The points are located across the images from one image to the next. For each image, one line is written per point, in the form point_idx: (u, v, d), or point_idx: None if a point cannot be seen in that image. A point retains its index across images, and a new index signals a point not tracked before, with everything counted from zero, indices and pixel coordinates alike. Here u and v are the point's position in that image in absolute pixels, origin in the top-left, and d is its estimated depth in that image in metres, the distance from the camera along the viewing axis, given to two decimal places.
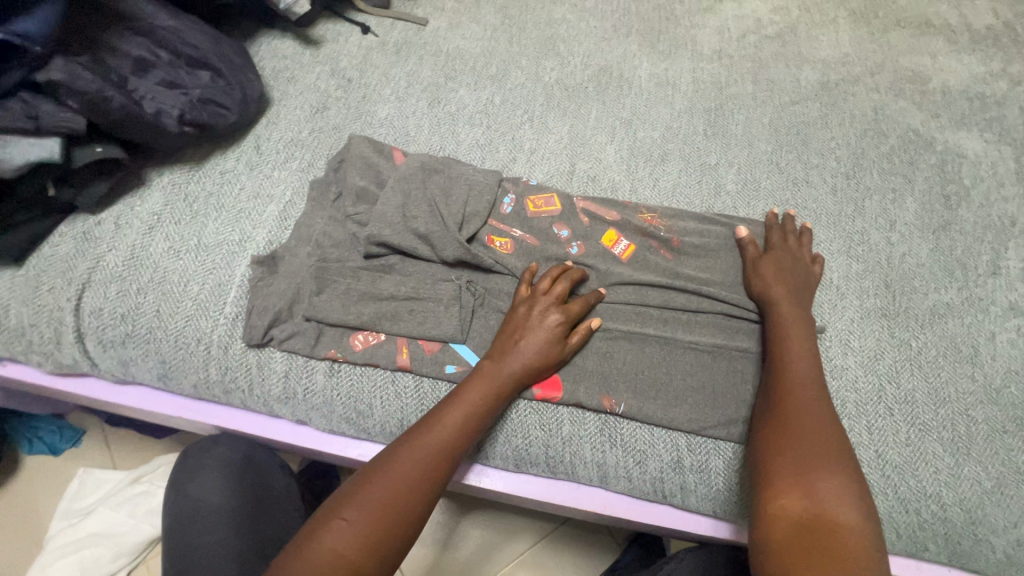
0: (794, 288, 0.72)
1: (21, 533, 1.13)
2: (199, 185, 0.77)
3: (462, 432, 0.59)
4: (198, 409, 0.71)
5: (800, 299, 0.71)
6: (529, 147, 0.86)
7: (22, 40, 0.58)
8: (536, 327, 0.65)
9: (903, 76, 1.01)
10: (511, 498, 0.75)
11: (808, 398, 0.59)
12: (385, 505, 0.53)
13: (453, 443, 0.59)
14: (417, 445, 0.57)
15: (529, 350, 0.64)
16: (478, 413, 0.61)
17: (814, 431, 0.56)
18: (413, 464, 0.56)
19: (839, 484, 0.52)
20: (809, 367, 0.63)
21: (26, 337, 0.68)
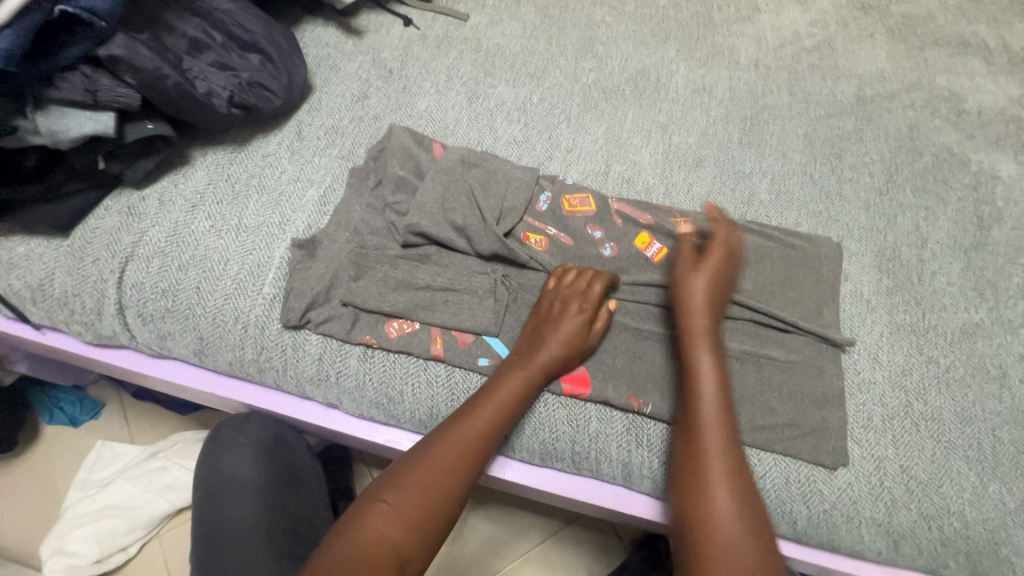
0: (716, 290, 0.68)
1: (38, 502, 1.14)
2: (241, 166, 0.78)
3: (497, 422, 0.61)
4: (230, 386, 0.72)
5: (720, 301, 0.68)
6: (566, 146, 0.87)
7: (89, 16, 0.57)
8: (567, 320, 0.67)
9: (939, 95, 1.01)
10: (536, 493, 0.75)
11: (714, 416, 0.60)
12: (425, 493, 0.55)
13: (487, 432, 0.60)
14: (451, 435, 0.59)
15: (558, 343, 0.66)
16: (513, 404, 0.62)
17: (710, 454, 0.58)
18: (449, 454, 0.57)
19: (737, 510, 0.55)
20: (715, 380, 0.62)
21: (68, 307, 0.69)
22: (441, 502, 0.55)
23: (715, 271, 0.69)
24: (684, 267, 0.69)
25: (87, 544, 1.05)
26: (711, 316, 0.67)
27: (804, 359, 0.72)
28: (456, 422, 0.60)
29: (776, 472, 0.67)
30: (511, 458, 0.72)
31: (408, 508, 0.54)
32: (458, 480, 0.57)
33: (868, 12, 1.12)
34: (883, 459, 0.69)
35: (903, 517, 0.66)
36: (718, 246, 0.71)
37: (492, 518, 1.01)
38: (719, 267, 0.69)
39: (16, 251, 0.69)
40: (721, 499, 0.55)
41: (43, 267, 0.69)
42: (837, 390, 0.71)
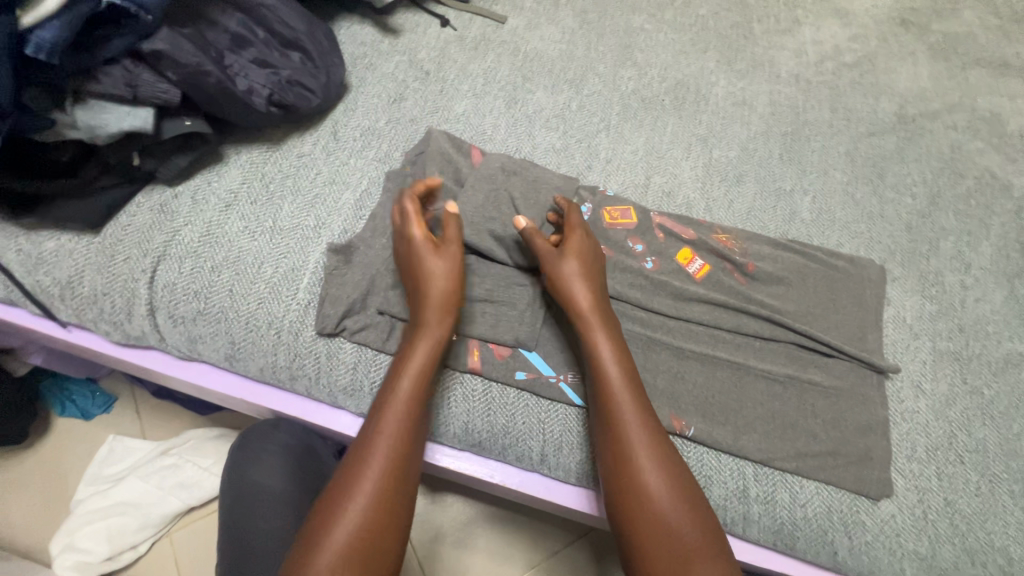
0: (590, 271, 0.67)
1: (47, 495, 1.12)
2: (276, 166, 0.76)
3: (411, 405, 0.58)
4: (259, 392, 0.70)
5: (596, 278, 0.67)
6: (605, 157, 0.85)
7: (136, 8, 0.56)
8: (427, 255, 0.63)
9: (982, 116, 0.98)
10: (553, 507, 0.72)
11: (631, 423, 0.59)
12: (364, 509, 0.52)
13: (405, 418, 0.57)
14: (368, 439, 0.55)
15: (445, 299, 0.62)
16: (420, 383, 0.59)
17: (642, 462, 0.57)
18: (374, 459, 0.54)
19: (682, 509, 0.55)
20: (620, 378, 0.61)
21: (98, 305, 0.67)
22: (386, 511, 0.53)
23: (584, 254, 0.68)
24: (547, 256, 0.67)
25: (97, 541, 1.03)
26: (599, 305, 0.65)
27: (847, 385, 0.71)
28: (370, 424, 0.57)
29: (817, 500, 0.66)
30: (518, 468, 0.70)
31: (353, 529, 0.51)
32: (392, 481, 0.54)
33: (908, 27, 1.09)
34: (927, 491, 0.67)
35: (948, 552, 0.64)
36: (575, 229, 0.69)
37: (506, 527, 0.99)
38: (582, 248, 0.68)
39: (45, 246, 0.67)
40: (666, 505, 0.55)
41: (73, 264, 0.67)
42: (881, 419, 0.69)
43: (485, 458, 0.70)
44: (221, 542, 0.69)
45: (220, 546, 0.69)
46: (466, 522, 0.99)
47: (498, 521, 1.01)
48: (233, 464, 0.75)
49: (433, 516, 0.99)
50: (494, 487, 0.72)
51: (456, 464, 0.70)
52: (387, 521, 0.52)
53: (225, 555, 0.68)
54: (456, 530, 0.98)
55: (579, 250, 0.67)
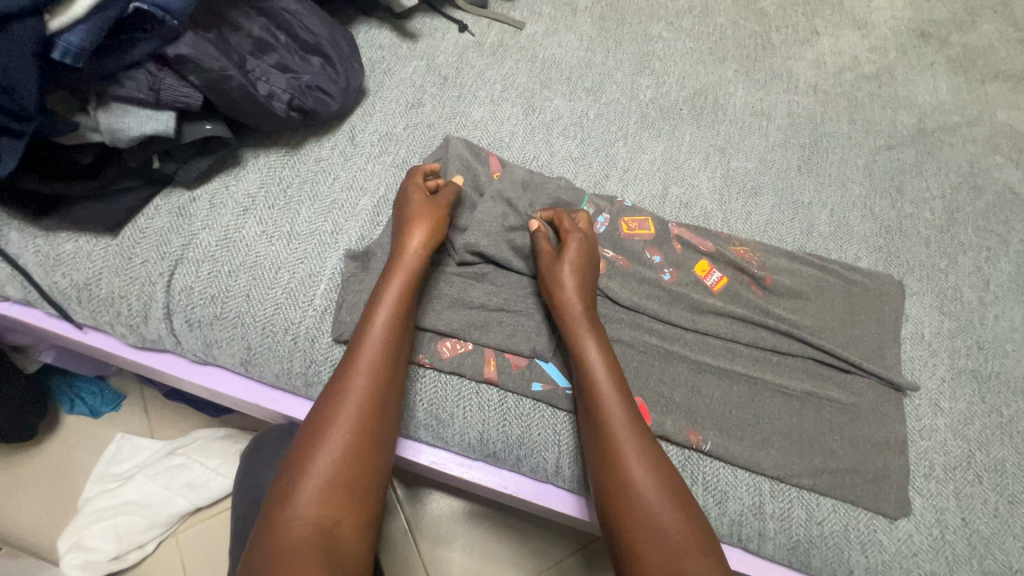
0: (585, 267, 0.68)
1: (55, 492, 1.12)
2: (294, 171, 0.76)
3: (381, 360, 0.59)
4: (274, 397, 0.70)
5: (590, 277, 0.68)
6: (622, 166, 0.85)
7: (162, 12, 0.55)
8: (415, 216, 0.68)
9: (1001, 130, 0.97)
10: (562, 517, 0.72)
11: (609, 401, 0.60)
12: (337, 460, 0.54)
13: (376, 372, 0.59)
14: (338, 395, 0.57)
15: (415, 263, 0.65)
16: (388, 340, 0.60)
17: (619, 436, 0.58)
18: (346, 411, 0.56)
19: (655, 480, 0.56)
20: (602, 362, 0.62)
21: (115, 307, 0.67)
22: (359, 462, 0.55)
23: (580, 252, 0.68)
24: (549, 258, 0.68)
25: (105, 540, 1.03)
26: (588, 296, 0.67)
27: (866, 402, 0.70)
28: (341, 380, 0.58)
29: (834, 517, 0.65)
30: (527, 478, 0.69)
31: (327, 475, 0.53)
32: (363, 432, 0.56)
33: (927, 39, 1.08)
34: (945, 511, 0.66)
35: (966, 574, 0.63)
36: (569, 228, 0.70)
37: (510, 533, 1.00)
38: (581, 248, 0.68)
39: (63, 248, 0.67)
40: (639, 476, 0.56)
41: (91, 267, 0.67)
42: (900, 436, 0.69)
43: (497, 468, 0.70)
44: (232, 547, 0.69)
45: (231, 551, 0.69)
46: (472, 528, 1.00)
47: (506, 529, 1.01)
48: (246, 468, 0.75)
49: (440, 522, 1.01)
50: (503, 496, 0.72)
51: (469, 473, 0.70)
52: (360, 470, 0.54)
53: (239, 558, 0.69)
54: (461, 535, 1.00)
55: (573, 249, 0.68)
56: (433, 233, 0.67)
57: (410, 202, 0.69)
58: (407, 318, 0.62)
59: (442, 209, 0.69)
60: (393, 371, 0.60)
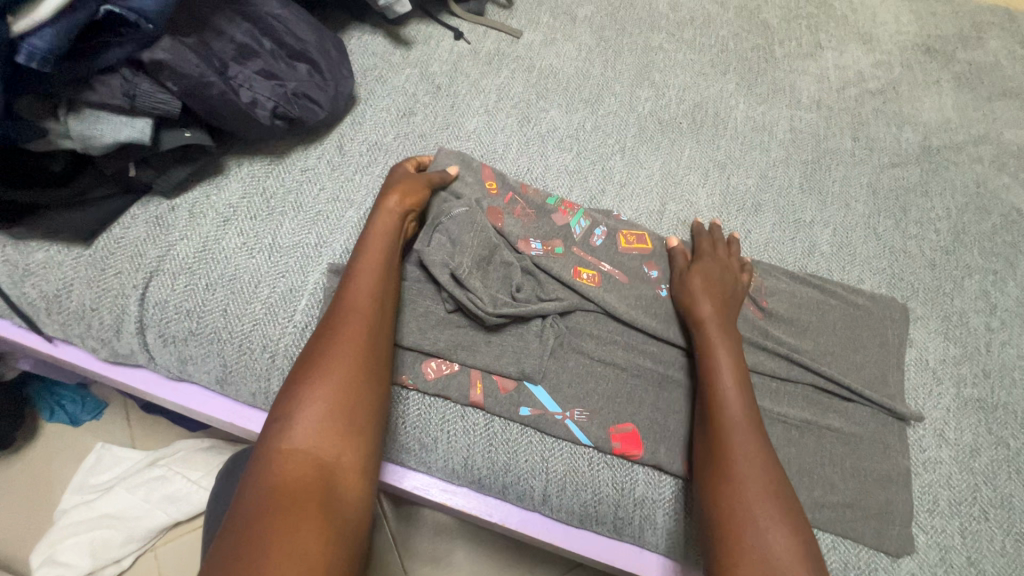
0: (717, 287, 0.69)
1: (31, 503, 1.09)
2: (278, 180, 0.73)
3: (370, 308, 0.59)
4: (249, 417, 0.67)
5: (724, 301, 0.68)
6: (619, 180, 0.82)
7: (138, 17, 0.52)
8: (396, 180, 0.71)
9: (1009, 150, 0.95)
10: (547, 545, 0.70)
11: (728, 392, 0.61)
12: (331, 398, 0.53)
13: (366, 317, 0.58)
14: (329, 343, 0.56)
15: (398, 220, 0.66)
16: (374, 287, 0.61)
17: (735, 429, 0.58)
18: (336, 353, 0.56)
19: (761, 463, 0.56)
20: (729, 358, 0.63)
21: (85, 321, 0.64)
22: (353, 402, 0.54)
23: (712, 273, 0.70)
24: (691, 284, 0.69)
25: (79, 555, 1.00)
26: (723, 315, 0.67)
27: (868, 432, 0.67)
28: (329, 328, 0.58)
29: (834, 554, 0.62)
30: (513, 505, 0.66)
31: (319, 415, 0.52)
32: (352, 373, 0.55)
33: (933, 56, 1.06)
34: (950, 549, 0.63)
35: None
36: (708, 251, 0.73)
37: (497, 552, 0.97)
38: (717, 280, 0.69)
39: (34, 257, 0.64)
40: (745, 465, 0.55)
41: (61, 278, 0.64)
42: (903, 469, 0.66)
43: (483, 495, 0.67)
44: None
45: None
46: (457, 545, 0.97)
47: (496, 556, 0.97)
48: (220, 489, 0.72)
49: (426, 546, 0.98)
50: (488, 523, 0.69)
51: (453, 500, 0.67)
52: (354, 409, 0.54)
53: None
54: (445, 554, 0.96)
55: (704, 271, 0.70)
56: (417, 197, 0.69)
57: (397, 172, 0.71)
58: (389, 269, 0.63)
59: (423, 175, 0.71)
60: (382, 318, 0.60)
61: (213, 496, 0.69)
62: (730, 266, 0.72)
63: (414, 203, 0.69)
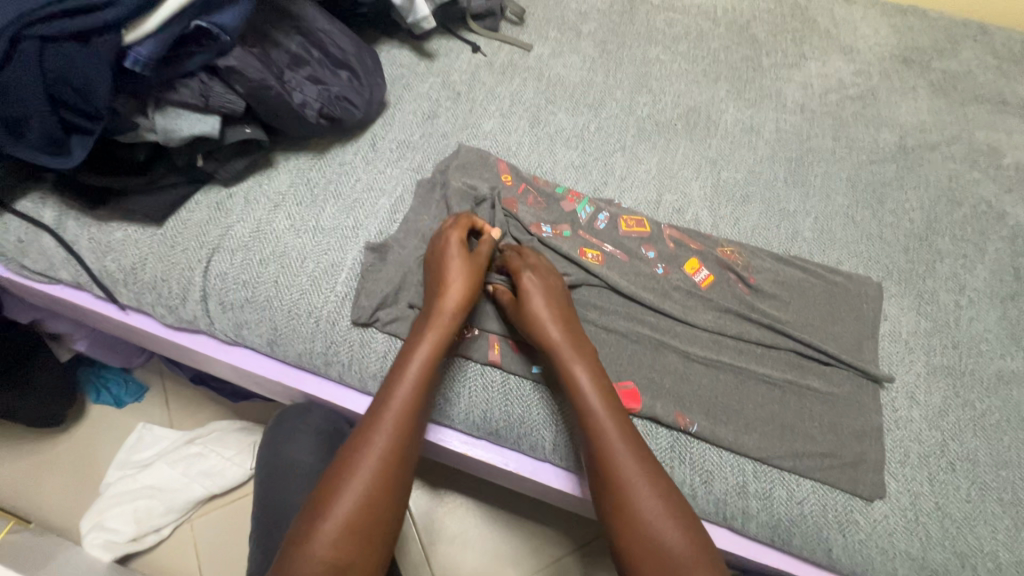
0: (552, 307, 0.70)
1: (75, 478, 1.15)
2: (320, 172, 0.84)
3: (406, 419, 0.62)
4: (295, 377, 0.77)
5: (565, 315, 0.71)
6: (620, 174, 0.92)
7: (218, 30, 0.65)
8: (455, 257, 0.71)
9: (979, 149, 1.03)
10: (557, 493, 0.78)
11: (609, 426, 0.63)
12: (359, 499, 0.57)
13: (401, 419, 0.61)
14: (364, 441, 0.60)
15: (453, 323, 0.67)
16: (412, 399, 0.63)
17: (611, 449, 0.62)
18: (370, 453, 0.59)
19: (651, 485, 0.60)
20: (596, 390, 0.65)
21: (157, 290, 0.74)
22: (380, 502, 0.58)
23: (539, 290, 0.71)
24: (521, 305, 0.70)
25: (124, 522, 1.06)
26: (574, 340, 0.69)
27: (844, 393, 0.75)
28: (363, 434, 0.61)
29: (813, 498, 0.70)
30: (524, 455, 0.75)
31: (344, 523, 0.55)
32: (381, 490, 0.58)
33: (910, 65, 1.15)
34: (919, 496, 0.70)
35: (938, 553, 0.67)
36: (521, 268, 0.73)
37: (507, 528, 1.06)
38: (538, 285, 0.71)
39: (114, 236, 0.75)
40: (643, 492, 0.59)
41: (137, 253, 0.74)
42: (876, 425, 0.74)
43: (499, 447, 0.76)
44: (257, 512, 0.79)
45: (256, 514, 0.80)
46: (471, 521, 1.06)
47: (506, 525, 1.06)
48: (270, 442, 0.84)
49: (444, 516, 1.07)
50: (503, 473, 0.77)
51: (472, 451, 0.75)
52: (380, 510, 0.57)
53: (261, 516, 0.78)
54: (461, 530, 1.06)
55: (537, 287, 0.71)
56: (471, 291, 0.70)
57: (454, 258, 0.71)
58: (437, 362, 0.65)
59: (480, 267, 0.71)
60: (416, 428, 0.63)
61: (271, 448, 0.83)
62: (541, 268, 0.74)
63: (473, 293, 0.70)
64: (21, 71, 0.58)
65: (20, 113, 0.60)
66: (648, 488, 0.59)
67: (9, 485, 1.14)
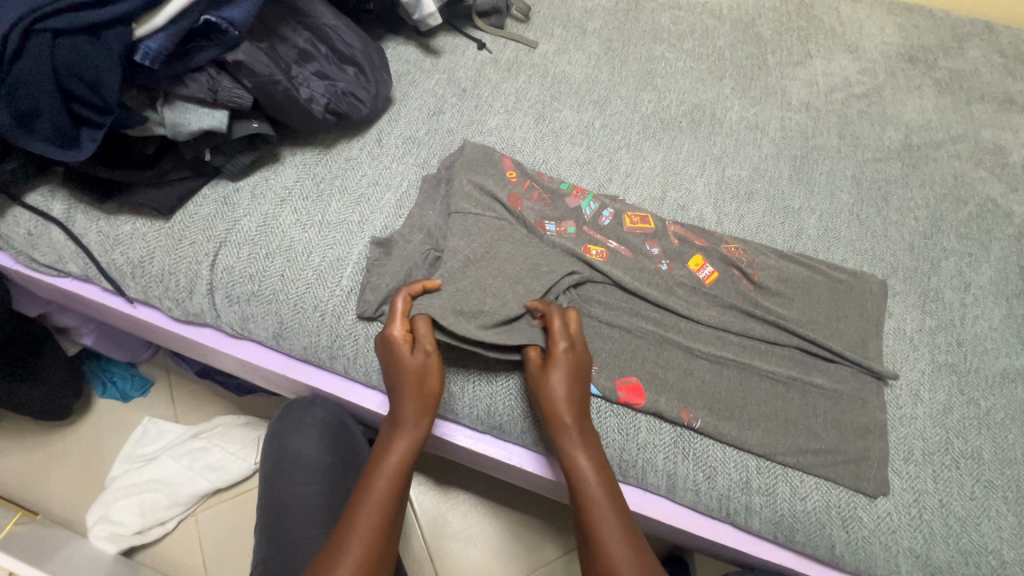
0: (575, 379, 0.65)
1: (81, 472, 1.16)
2: (327, 167, 0.84)
3: (374, 533, 0.57)
4: (302, 370, 0.77)
5: (583, 395, 0.65)
6: (625, 170, 0.92)
7: (227, 24, 0.66)
8: (401, 350, 0.64)
9: (985, 147, 1.03)
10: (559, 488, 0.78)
11: (603, 508, 0.60)
12: None
13: (378, 511, 0.59)
14: (340, 539, 0.56)
15: (419, 429, 0.64)
16: (386, 496, 0.60)
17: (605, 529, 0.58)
18: (345, 549, 0.56)
19: (628, 549, 0.57)
20: (594, 470, 0.62)
21: (164, 282, 0.75)
22: None
23: (570, 364, 0.65)
24: (536, 374, 0.66)
25: (130, 515, 1.06)
26: (583, 416, 0.65)
27: (848, 389, 0.75)
28: (329, 555, 0.56)
29: (817, 494, 0.70)
30: (528, 450, 0.75)
31: None
32: None
33: (916, 64, 1.15)
34: (923, 493, 0.70)
35: (942, 549, 0.67)
36: (559, 338, 0.66)
37: (509, 525, 1.06)
38: (572, 368, 0.65)
39: (122, 229, 0.76)
40: (622, 564, 0.56)
41: (145, 246, 0.75)
42: (880, 422, 0.73)
43: (503, 442, 0.76)
44: (261, 502, 0.80)
45: (260, 505, 0.80)
46: (474, 518, 1.07)
47: (508, 520, 1.07)
48: (276, 434, 0.85)
49: (446, 513, 1.07)
50: (507, 467, 0.78)
51: (476, 445, 0.76)
52: None
53: (265, 509, 0.79)
54: (464, 527, 1.06)
55: (569, 374, 0.65)
56: (433, 388, 0.65)
57: (407, 357, 0.64)
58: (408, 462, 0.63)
59: (434, 359, 0.65)
60: (391, 535, 0.59)
61: (275, 441, 0.84)
62: (578, 352, 0.67)
63: (428, 385, 0.64)
64: (33, 65, 0.59)
65: (30, 106, 0.60)
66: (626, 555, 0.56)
67: (16, 478, 1.15)
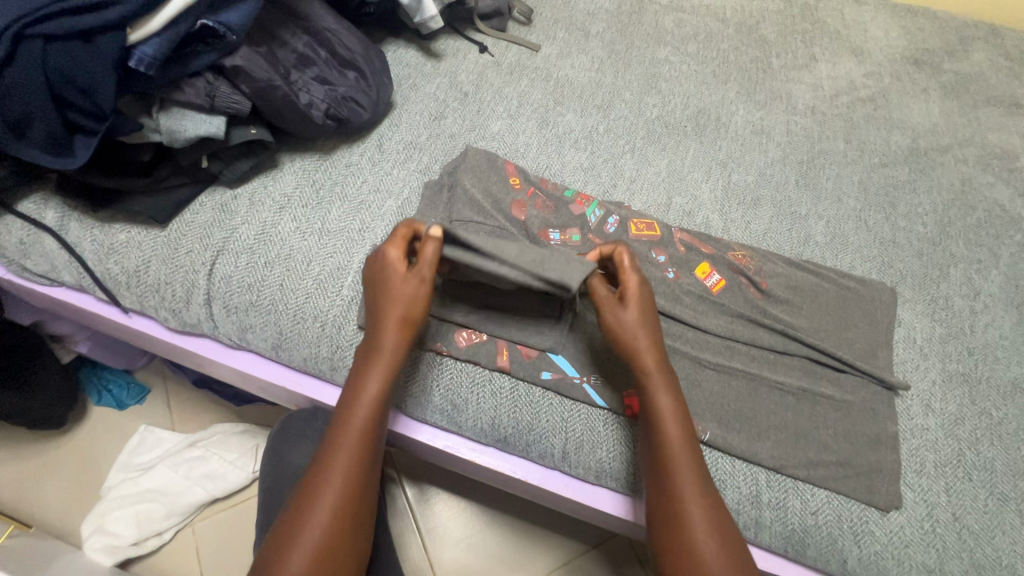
0: (648, 311, 0.66)
1: (76, 482, 1.14)
2: (327, 174, 0.83)
3: (357, 464, 0.58)
4: (301, 382, 0.76)
5: (653, 320, 0.66)
6: (630, 176, 0.91)
7: (224, 29, 0.64)
8: (393, 275, 0.64)
9: (992, 152, 1.02)
10: (565, 502, 0.76)
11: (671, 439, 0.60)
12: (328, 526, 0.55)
13: (358, 441, 0.59)
14: (325, 466, 0.57)
15: (397, 356, 0.63)
16: (366, 429, 0.60)
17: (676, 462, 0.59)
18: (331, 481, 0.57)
19: (693, 480, 0.58)
20: (666, 397, 0.62)
21: (160, 293, 0.73)
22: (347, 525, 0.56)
23: (642, 300, 0.66)
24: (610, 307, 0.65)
25: (126, 526, 1.04)
26: (656, 341, 0.65)
27: (858, 400, 0.74)
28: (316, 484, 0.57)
29: (828, 508, 0.68)
30: (534, 463, 0.74)
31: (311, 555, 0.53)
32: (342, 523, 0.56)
33: (921, 67, 1.14)
34: (936, 505, 0.69)
35: (956, 564, 0.66)
36: (629, 272, 0.66)
37: (512, 535, 1.05)
38: (641, 296, 0.66)
39: (117, 238, 0.74)
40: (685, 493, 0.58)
41: (141, 255, 0.73)
42: (891, 433, 0.72)
43: (507, 455, 0.75)
44: (260, 517, 0.78)
45: (259, 519, 0.78)
46: (476, 527, 1.05)
47: (511, 529, 1.05)
48: (274, 446, 0.83)
49: (447, 522, 1.05)
50: (511, 480, 0.76)
51: (480, 458, 0.74)
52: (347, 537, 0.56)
53: (265, 525, 0.77)
54: (466, 536, 1.04)
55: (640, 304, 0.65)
56: (415, 315, 0.63)
57: (400, 282, 0.63)
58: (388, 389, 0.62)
59: (424, 283, 0.63)
60: (366, 484, 0.59)
61: (274, 453, 0.82)
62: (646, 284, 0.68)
63: (413, 309, 0.63)
64: (25, 70, 0.57)
65: (20, 113, 0.58)
66: (691, 487, 0.58)
67: (10, 488, 1.13)
